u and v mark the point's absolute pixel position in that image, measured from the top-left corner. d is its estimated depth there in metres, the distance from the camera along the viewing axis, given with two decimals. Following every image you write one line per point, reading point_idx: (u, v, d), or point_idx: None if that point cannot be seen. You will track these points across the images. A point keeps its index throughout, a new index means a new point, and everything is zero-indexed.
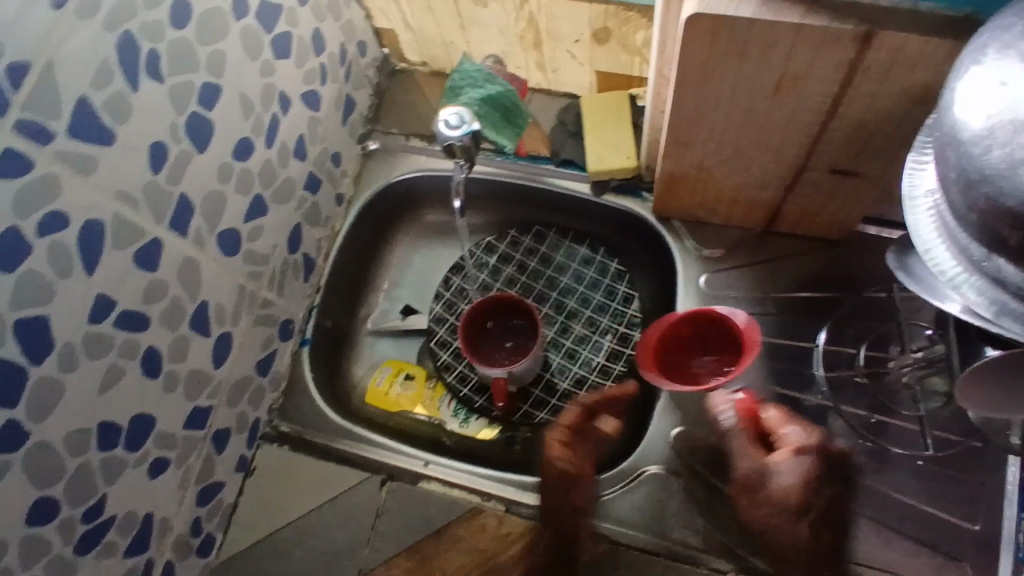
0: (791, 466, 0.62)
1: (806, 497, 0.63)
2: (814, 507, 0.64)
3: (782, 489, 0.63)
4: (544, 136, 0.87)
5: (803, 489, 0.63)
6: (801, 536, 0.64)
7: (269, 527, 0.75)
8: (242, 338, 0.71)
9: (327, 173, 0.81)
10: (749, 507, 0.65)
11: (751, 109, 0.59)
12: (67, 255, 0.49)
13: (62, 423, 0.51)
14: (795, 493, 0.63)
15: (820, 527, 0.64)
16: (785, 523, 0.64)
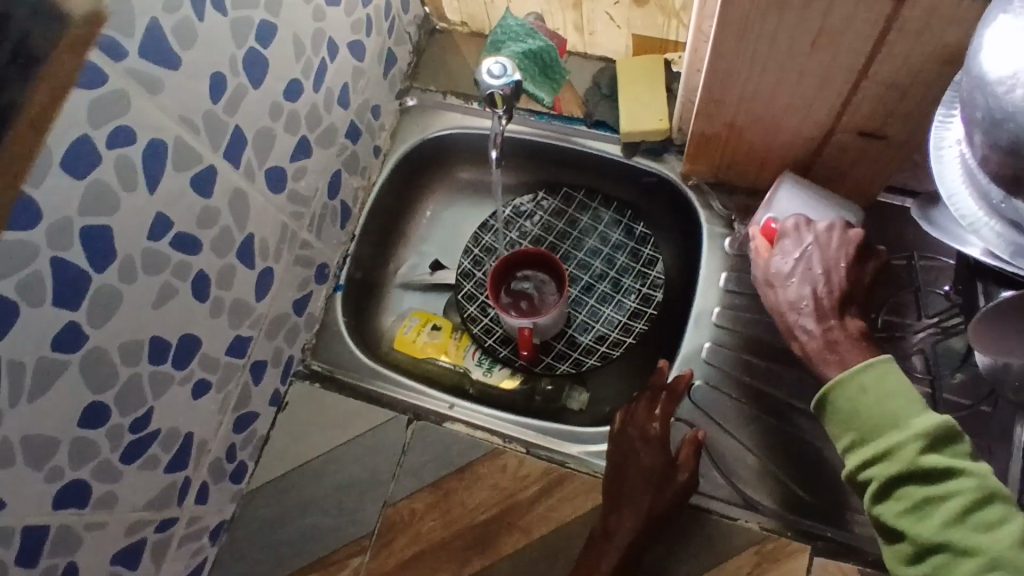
0: (782, 248, 0.68)
1: (794, 269, 0.67)
2: (809, 281, 0.66)
3: (772, 260, 0.69)
4: (577, 98, 0.89)
5: (793, 257, 0.67)
6: (797, 317, 0.66)
7: (298, 459, 0.78)
8: (282, 275, 0.74)
9: (367, 124, 0.84)
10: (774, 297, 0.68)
11: (785, 69, 0.62)
12: (129, 169, 0.52)
13: (119, 331, 0.54)
14: (787, 261, 0.67)
15: (819, 301, 0.65)
16: (773, 292, 0.69)
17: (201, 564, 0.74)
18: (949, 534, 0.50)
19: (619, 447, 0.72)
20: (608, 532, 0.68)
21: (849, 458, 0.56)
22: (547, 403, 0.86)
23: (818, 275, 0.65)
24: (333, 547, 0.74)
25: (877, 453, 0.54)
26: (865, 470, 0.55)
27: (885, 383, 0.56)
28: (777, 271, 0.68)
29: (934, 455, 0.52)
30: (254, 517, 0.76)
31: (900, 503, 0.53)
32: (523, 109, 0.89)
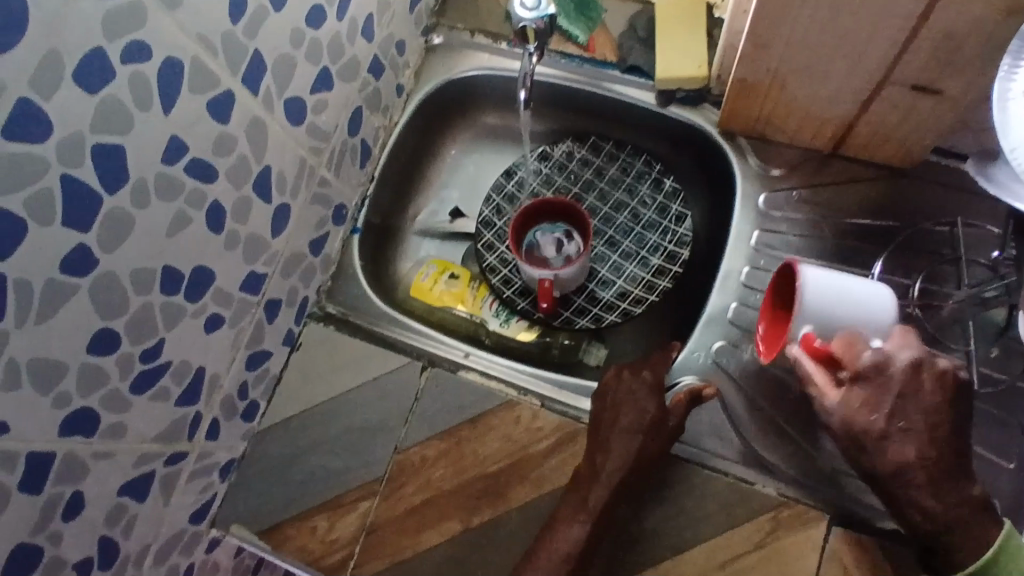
0: (857, 393, 0.61)
1: (892, 429, 0.60)
2: (914, 443, 0.59)
3: (864, 417, 0.60)
4: (611, 41, 0.85)
5: (880, 411, 0.60)
6: (909, 491, 0.60)
7: (310, 401, 0.77)
8: (299, 212, 0.72)
9: (391, 60, 0.80)
10: (869, 458, 0.61)
11: (838, 14, 0.58)
12: (144, 87, 0.49)
13: (129, 258, 0.52)
14: (879, 420, 0.60)
15: (928, 466, 0.59)
16: (868, 453, 0.61)
17: (211, 499, 0.74)
18: None
19: (608, 390, 0.71)
20: (592, 473, 0.67)
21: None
22: (563, 357, 0.85)
23: (921, 436, 0.60)
24: (343, 489, 0.74)
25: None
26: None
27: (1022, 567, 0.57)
28: (868, 431, 0.60)
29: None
30: (265, 456, 0.76)
31: None
32: (553, 51, 0.84)
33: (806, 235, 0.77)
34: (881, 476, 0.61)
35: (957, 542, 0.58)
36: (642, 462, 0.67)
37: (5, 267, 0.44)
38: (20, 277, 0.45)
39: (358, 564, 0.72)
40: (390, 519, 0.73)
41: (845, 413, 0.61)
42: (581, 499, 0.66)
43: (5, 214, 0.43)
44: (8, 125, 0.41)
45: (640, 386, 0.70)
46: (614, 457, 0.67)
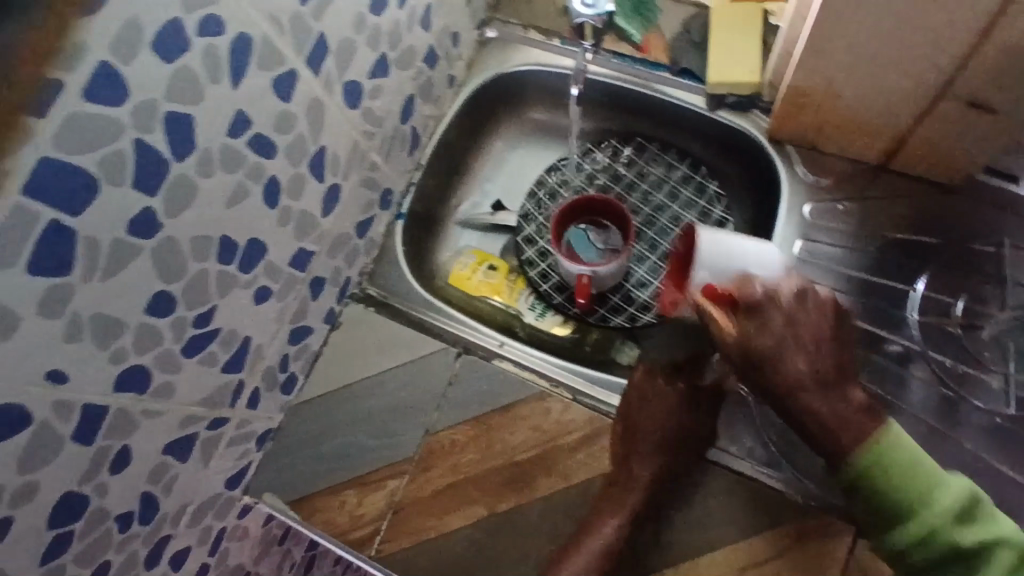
0: (754, 319, 0.60)
1: (788, 344, 0.59)
2: (807, 352, 0.59)
3: (760, 335, 0.60)
4: (665, 44, 0.85)
5: (779, 335, 0.59)
6: (808, 398, 0.60)
7: (346, 378, 0.79)
8: (349, 194, 0.74)
9: (445, 50, 0.82)
10: (765, 372, 0.60)
11: (901, 24, 0.58)
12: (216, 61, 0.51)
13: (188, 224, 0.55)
14: (777, 339, 0.59)
15: (819, 375, 0.59)
16: (774, 371, 0.60)
17: (246, 466, 0.76)
18: None
19: (642, 395, 0.75)
20: (629, 475, 0.70)
21: (900, 545, 0.54)
22: (594, 354, 0.85)
23: (811, 349, 0.59)
24: (373, 466, 0.76)
25: (931, 535, 0.53)
26: (913, 552, 0.54)
27: (896, 457, 0.55)
28: (767, 351, 0.59)
29: (959, 516, 0.53)
30: (300, 428, 0.78)
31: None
32: (605, 49, 0.86)
33: (850, 247, 0.76)
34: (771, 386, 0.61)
35: (836, 440, 0.58)
36: (675, 469, 0.71)
37: (77, 224, 0.46)
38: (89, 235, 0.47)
39: (384, 540, 0.74)
40: (417, 499, 0.74)
41: (739, 335, 0.60)
42: (616, 500, 0.69)
43: (83, 173, 0.45)
44: (91, 86, 0.43)
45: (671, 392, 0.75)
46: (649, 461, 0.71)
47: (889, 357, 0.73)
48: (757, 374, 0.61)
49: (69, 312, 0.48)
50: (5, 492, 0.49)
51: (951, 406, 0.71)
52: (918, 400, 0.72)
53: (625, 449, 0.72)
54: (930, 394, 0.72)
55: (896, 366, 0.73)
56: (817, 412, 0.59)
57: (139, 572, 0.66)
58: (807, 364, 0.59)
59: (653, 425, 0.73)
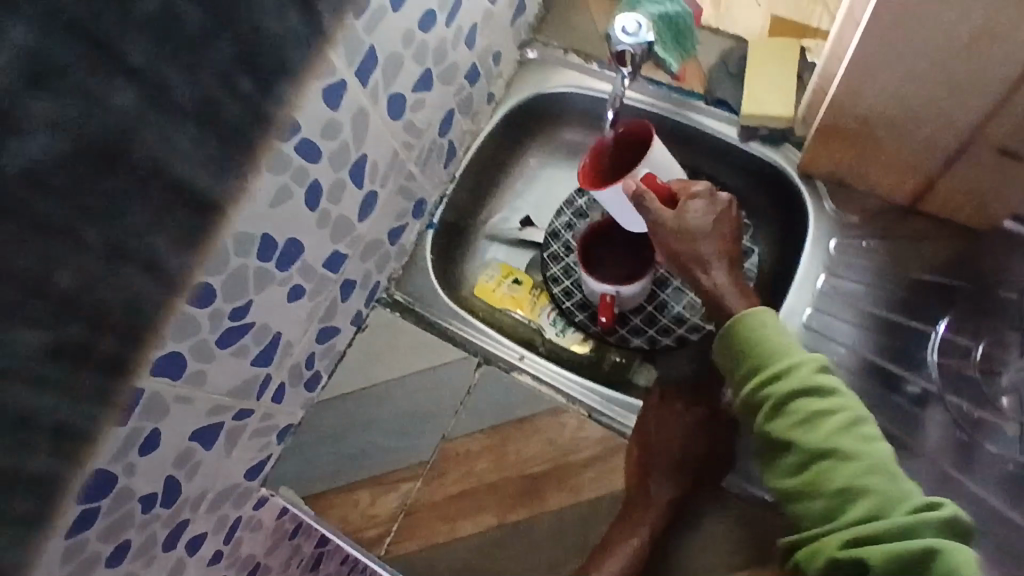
0: (692, 205, 0.72)
1: (708, 227, 0.71)
2: (720, 239, 0.72)
3: (688, 219, 0.71)
4: (702, 73, 0.87)
5: (706, 217, 0.71)
6: (710, 267, 0.70)
7: (368, 381, 0.81)
8: (385, 201, 0.76)
9: (486, 68, 0.84)
10: (685, 248, 0.71)
11: (936, 67, 0.60)
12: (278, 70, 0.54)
13: (236, 220, 0.57)
14: (705, 220, 0.71)
15: (725, 254, 0.71)
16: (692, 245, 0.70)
17: (266, 459, 0.78)
18: (835, 442, 0.52)
19: (662, 417, 0.74)
20: (647, 498, 0.70)
21: (762, 412, 0.56)
22: (612, 374, 0.86)
23: (723, 235, 0.72)
24: (390, 467, 0.77)
25: (790, 397, 0.54)
26: (772, 421, 0.55)
27: (772, 322, 0.58)
28: (695, 228, 0.71)
29: (815, 392, 0.54)
30: (321, 426, 0.80)
31: (789, 420, 0.54)
32: (644, 76, 0.87)
33: (874, 286, 0.78)
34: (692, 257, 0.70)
35: (723, 311, 0.68)
36: (690, 493, 0.72)
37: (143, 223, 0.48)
38: (152, 230, 0.49)
39: (393, 541, 0.76)
40: (428, 503, 0.76)
41: (673, 215, 0.71)
42: (634, 522, 0.69)
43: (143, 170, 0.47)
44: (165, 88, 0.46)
45: (689, 416, 0.74)
46: (665, 486, 0.70)
47: (905, 397, 0.74)
48: (673, 250, 0.72)
49: (126, 300, 0.50)
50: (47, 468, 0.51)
51: (965, 450, 0.70)
52: (929, 442, 0.70)
53: (641, 472, 0.72)
54: (944, 439, 0.70)
55: (912, 407, 0.73)
56: (720, 288, 0.69)
57: (156, 552, 0.68)
58: (719, 245, 0.71)
59: (671, 448, 0.72)
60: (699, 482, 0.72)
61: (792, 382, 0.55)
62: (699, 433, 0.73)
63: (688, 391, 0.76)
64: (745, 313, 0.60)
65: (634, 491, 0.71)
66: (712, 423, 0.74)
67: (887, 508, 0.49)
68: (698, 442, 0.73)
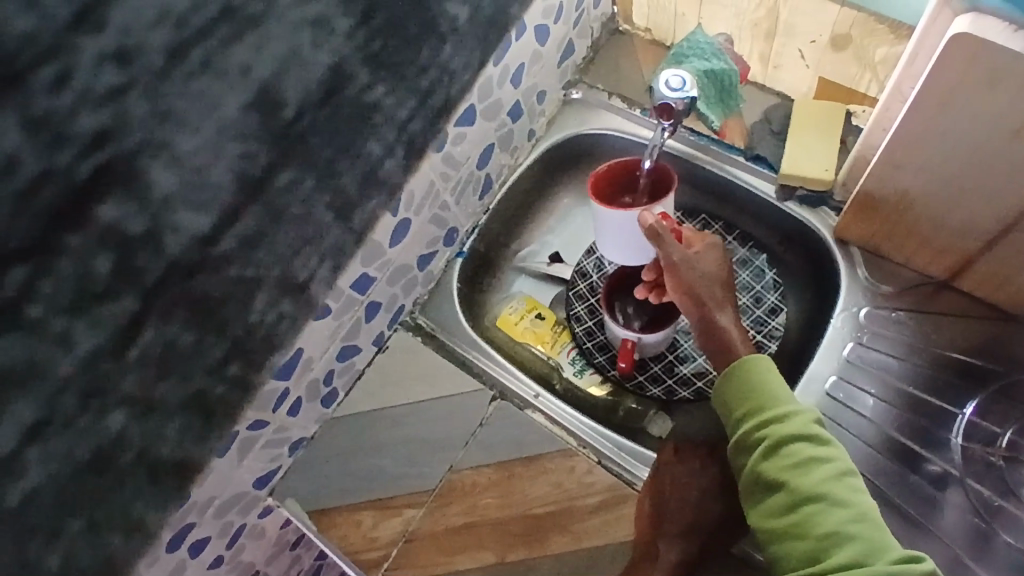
0: (702, 246, 0.71)
1: (719, 269, 0.70)
2: (726, 282, 0.70)
3: (698, 257, 0.69)
4: (743, 128, 0.88)
5: (715, 259, 0.70)
6: (722, 310, 0.68)
7: (382, 403, 0.82)
8: (418, 229, 0.77)
9: (530, 106, 0.86)
10: (699, 284, 0.68)
11: (983, 148, 0.60)
12: (323, 105, 0.58)
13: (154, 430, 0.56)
14: (715, 262, 0.70)
15: (731, 299, 0.70)
16: (704, 283, 0.68)
17: (275, 470, 0.79)
18: (828, 487, 0.55)
19: (670, 470, 0.73)
20: (652, 558, 0.68)
21: (757, 452, 0.59)
22: (627, 420, 0.85)
23: (728, 278, 0.70)
24: (397, 492, 0.78)
25: (789, 440, 0.58)
26: (768, 460, 0.58)
27: (773, 370, 0.62)
28: (708, 269, 0.69)
29: (811, 440, 0.58)
30: (334, 441, 0.81)
31: (785, 462, 0.57)
32: (687, 127, 0.88)
33: (903, 359, 0.77)
34: (705, 297, 0.68)
35: (727, 356, 0.66)
36: (699, 558, 0.69)
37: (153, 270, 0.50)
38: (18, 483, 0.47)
39: (391, 567, 0.76)
40: (430, 533, 0.76)
41: (686, 252, 0.69)
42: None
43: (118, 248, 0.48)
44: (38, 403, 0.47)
45: (705, 470, 0.72)
46: (673, 552, 0.68)
47: (925, 478, 0.73)
48: (682, 285, 0.69)
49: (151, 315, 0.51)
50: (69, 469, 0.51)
51: (982, 538, 0.69)
52: (946, 523, 0.71)
53: (652, 531, 0.70)
54: (963, 524, 0.70)
55: (930, 487, 0.72)
56: (730, 331, 0.67)
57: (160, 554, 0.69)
58: (725, 287, 0.70)
59: (683, 509, 0.70)
60: (707, 543, 0.70)
61: (793, 427, 0.58)
62: (715, 491, 0.71)
63: (705, 447, 0.74)
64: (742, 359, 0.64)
65: (642, 547, 0.69)
66: (725, 483, 0.71)
67: (871, 557, 0.51)
68: (714, 502, 0.71)
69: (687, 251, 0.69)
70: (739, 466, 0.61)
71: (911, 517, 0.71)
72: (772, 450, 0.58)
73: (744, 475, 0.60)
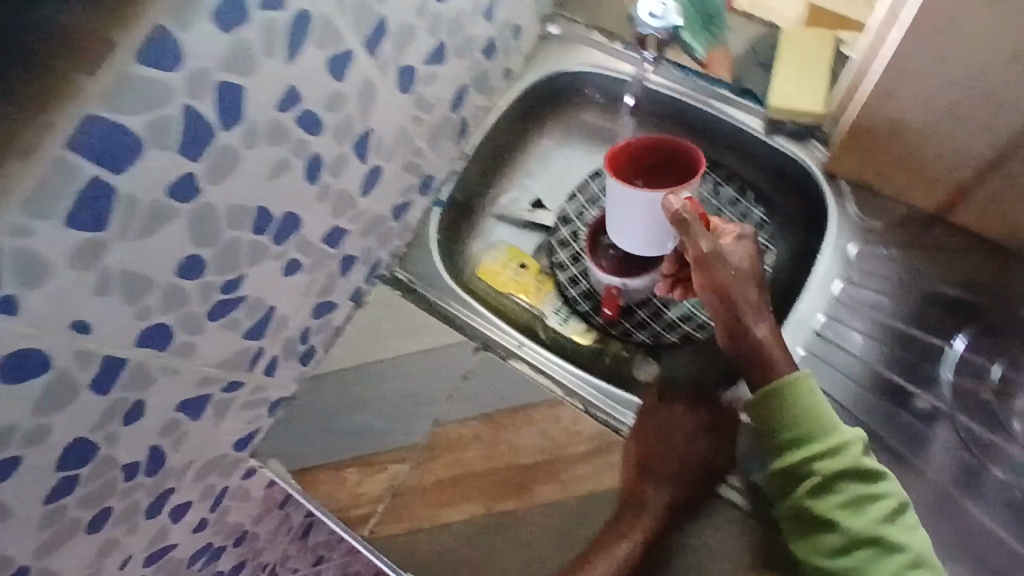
0: (732, 239, 0.65)
1: (751, 265, 0.65)
2: (758, 281, 0.66)
3: (733, 256, 0.64)
4: (730, 61, 0.85)
5: (747, 255, 0.65)
6: (752, 316, 0.65)
7: (362, 359, 0.79)
8: (390, 177, 0.73)
9: (505, 42, 0.81)
10: (733, 284, 0.64)
11: (979, 72, 0.58)
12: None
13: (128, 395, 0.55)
14: (748, 259, 0.65)
15: (763, 302, 0.66)
16: (737, 285, 0.64)
17: (254, 431, 0.76)
18: (883, 532, 0.58)
19: (659, 418, 0.73)
20: (641, 501, 0.68)
21: (805, 487, 0.61)
22: (613, 368, 0.83)
23: (761, 277, 0.66)
24: (380, 448, 0.76)
25: (841, 480, 0.60)
26: (819, 499, 0.60)
27: (817, 398, 0.62)
28: (741, 269, 0.64)
29: (862, 478, 0.60)
30: (314, 401, 0.79)
31: (839, 502, 0.60)
32: (670, 61, 0.85)
33: (892, 296, 0.75)
34: (740, 303, 0.64)
35: (757, 366, 0.65)
36: (688, 503, 0.69)
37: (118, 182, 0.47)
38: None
39: (378, 523, 0.75)
40: (417, 488, 0.75)
41: (719, 249, 0.64)
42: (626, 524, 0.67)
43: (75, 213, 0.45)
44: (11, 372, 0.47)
45: (691, 416, 0.73)
46: (662, 495, 0.67)
47: (913, 414, 0.72)
48: (714, 284, 0.64)
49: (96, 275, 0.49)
50: (16, 432, 0.49)
51: (971, 473, 0.68)
52: (932, 459, 0.70)
53: (645, 474, 0.69)
54: (950, 462, 0.70)
55: (918, 424, 0.72)
56: (763, 341, 0.64)
57: (139, 519, 0.68)
58: (756, 286, 0.65)
59: (671, 453, 0.70)
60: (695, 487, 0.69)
61: (846, 467, 0.60)
62: (700, 437, 0.71)
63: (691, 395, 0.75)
64: (786, 379, 0.62)
65: (636, 491, 0.69)
66: (710, 427, 0.72)
67: None
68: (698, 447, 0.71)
69: (720, 248, 0.64)
70: (782, 492, 0.63)
71: (898, 454, 0.71)
72: (824, 488, 0.60)
73: (790, 505, 0.63)
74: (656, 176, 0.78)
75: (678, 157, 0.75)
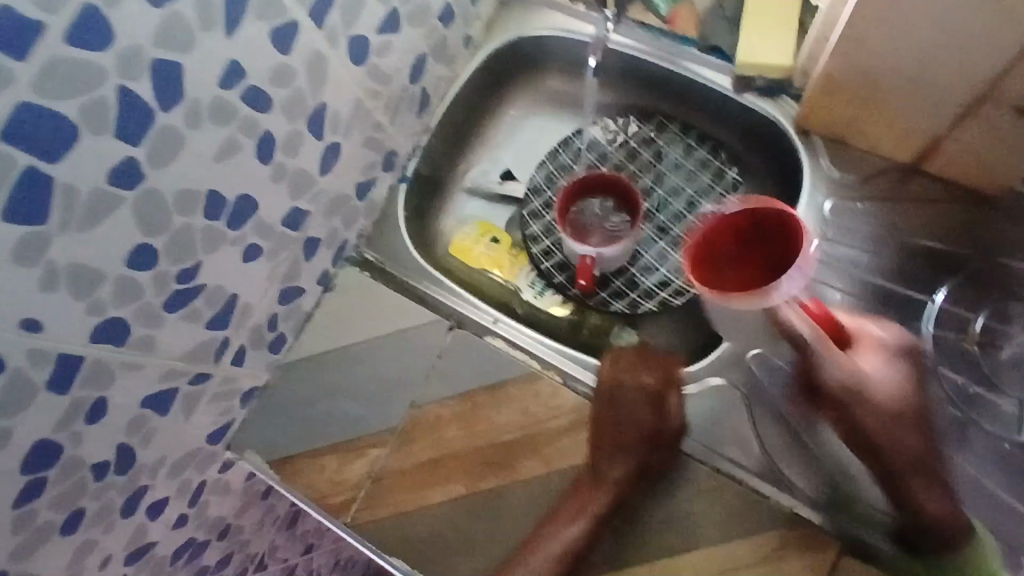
0: (872, 363, 0.65)
1: (894, 380, 0.65)
2: (915, 415, 0.65)
3: (863, 377, 0.64)
4: (696, 17, 0.83)
5: (899, 380, 0.65)
6: (927, 487, 0.63)
7: (334, 344, 0.77)
8: (350, 154, 0.71)
9: (463, 8, 0.78)
10: (863, 408, 0.64)
11: (951, 19, 0.56)
12: None
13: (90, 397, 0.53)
14: (901, 387, 0.65)
15: (912, 419, 0.65)
16: (873, 408, 0.64)
17: (229, 422, 0.75)
18: None
19: (608, 391, 0.73)
20: (597, 481, 0.69)
21: None
22: (592, 339, 0.82)
23: (915, 420, 0.65)
24: (358, 434, 0.75)
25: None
26: None
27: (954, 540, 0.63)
28: (876, 398, 0.64)
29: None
30: (288, 389, 0.77)
31: None
32: (635, 20, 0.83)
33: (870, 251, 0.74)
34: (878, 437, 0.64)
35: (947, 529, 0.63)
36: (643, 473, 0.69)
37: (53, 170, 0.44)
38: None
39: (360, 508, 0.73)
40: (397, 472, 0.73)
41: (852, 374, 0.64)
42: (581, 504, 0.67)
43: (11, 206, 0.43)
44: None
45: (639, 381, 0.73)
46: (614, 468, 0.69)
47: None
48: (842, 400, 0.65)
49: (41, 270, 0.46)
50: None
51: (959, 428, 0.69)
52: None
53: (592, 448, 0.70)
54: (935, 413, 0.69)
55: None
56: (924, 501, 0.63)
57: (115, 519, 0.66)
58: (903, 425, 0.64)
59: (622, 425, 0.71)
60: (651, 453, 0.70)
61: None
62: (648, 399, 0.72)
63: (639, 358, 0.75)
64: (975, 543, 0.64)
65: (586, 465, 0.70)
66: (661, 397, 0.72)
67: None
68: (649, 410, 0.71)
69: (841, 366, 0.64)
70: None
71: None
72: None
73: None
74: (757, 251, 0.66)
75: (773, 228, 0.65)
